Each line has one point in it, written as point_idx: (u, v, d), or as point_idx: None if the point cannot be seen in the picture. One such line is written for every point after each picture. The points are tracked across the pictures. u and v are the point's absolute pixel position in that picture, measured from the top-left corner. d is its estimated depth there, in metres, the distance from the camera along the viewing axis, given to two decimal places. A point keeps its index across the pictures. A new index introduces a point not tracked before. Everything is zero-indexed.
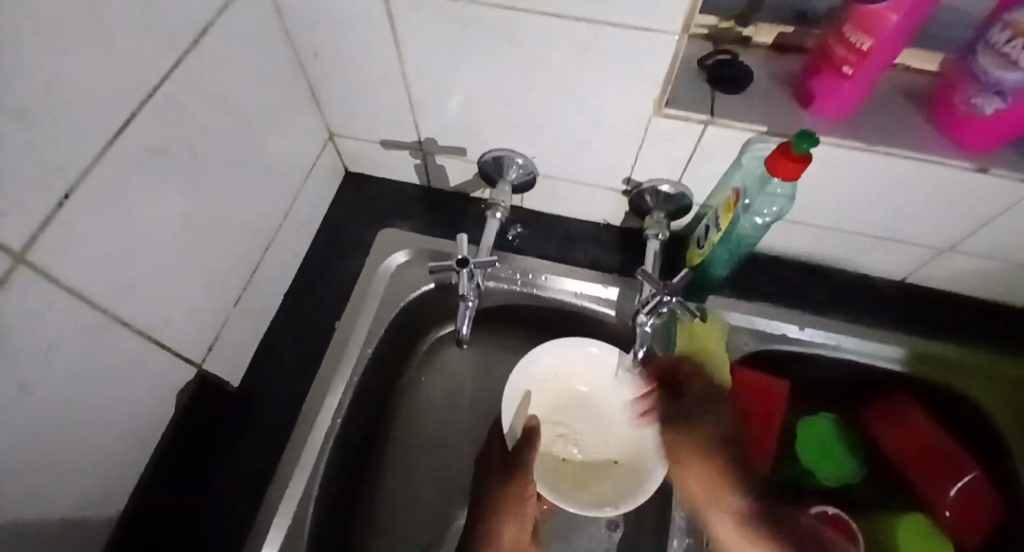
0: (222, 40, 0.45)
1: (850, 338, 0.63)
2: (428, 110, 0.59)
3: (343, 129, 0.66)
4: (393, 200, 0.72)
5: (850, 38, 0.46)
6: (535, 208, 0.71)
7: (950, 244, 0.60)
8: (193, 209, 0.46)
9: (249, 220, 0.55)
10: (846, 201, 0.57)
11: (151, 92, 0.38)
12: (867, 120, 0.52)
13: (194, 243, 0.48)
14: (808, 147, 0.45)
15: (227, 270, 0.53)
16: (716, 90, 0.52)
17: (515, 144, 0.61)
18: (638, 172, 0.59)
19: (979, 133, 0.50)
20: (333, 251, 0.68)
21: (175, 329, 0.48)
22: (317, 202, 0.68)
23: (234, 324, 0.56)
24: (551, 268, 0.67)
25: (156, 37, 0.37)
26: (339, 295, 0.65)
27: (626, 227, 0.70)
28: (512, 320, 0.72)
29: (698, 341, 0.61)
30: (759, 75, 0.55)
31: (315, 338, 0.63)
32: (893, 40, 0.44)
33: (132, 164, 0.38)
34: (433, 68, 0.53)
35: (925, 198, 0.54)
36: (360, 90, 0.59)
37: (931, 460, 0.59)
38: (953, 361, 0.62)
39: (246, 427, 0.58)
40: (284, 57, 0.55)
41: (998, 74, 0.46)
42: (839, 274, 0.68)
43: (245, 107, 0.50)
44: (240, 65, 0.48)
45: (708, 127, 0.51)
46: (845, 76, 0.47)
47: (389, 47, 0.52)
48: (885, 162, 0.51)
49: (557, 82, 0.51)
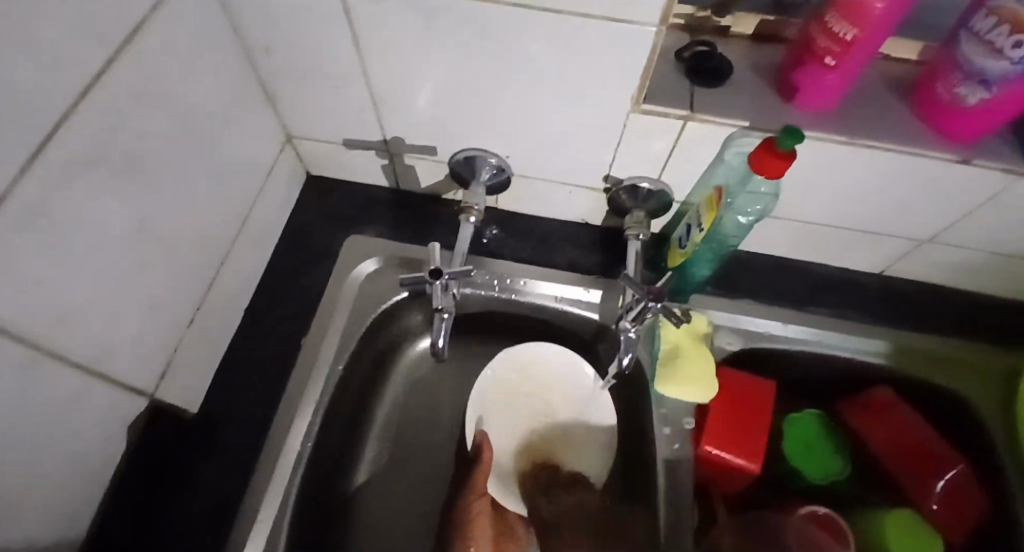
0: (163, 39, 0.40)
1: (832, 334, 0.62)
2: (393, 109, 0.56)
3: (301, 130, 0.62)
4: (360, 203, 0.68)
5: (832, 28, 0.44)
6: (511, 210, 0.68)
7: (928, 237, 0.59)
8: (137, 228, 0.42)
9: (201, 233, 0.50)
10: (829, 196, 0.55)
11: (82, 99, 0.34)
12: (850, 112, 0.50)
13: (139, 264, 0.43)
14: (793, 144, 0.43)
15: (180, 289, 0.49)
16: (695, 84, 0.50)
17: (488, 144, 0.58)
18: (617, 170, 0.57)
19: (960, 126, 0.48)
20: (297, 261, 0.64)
21: (122, 358, 0.44)
22: (278, 209, 0.64)
23: (190, 346, 0.52)
24: (528, 272, 0.64)
25: (83, 38, 0.33)
26: (305, 308, 0.62)
27: (606, 226, 0.67)
28: (490, 326, 0.69)
29: (682, 343, 0.59)
30: (739, 67, 0.53)
31: (278, 355, 0.59)
32: (878, 30, 0.42)
33: (61, 183, 0.34)
34: (395, 63, 0.50)
35: (905, 193, 0.53)
36: (318, 87, 0.55)
37: (920, 456, 0.58)
38: (927, 352, 0.63)
39: (206, 454, 0.53)
40: (232, 55, 0.50)
41: (984, 63, 0.44)
42: (819, 269, 0.67)
43: (191, 111, 0.45)
44: (183, 64, 0.43)
45: (687, 123, 0.48)
46: (829, 67, 0.45)
47: (348, 41, 0.49)
48: (869, 156, 0.49)
49: (528, 78, 0.48)
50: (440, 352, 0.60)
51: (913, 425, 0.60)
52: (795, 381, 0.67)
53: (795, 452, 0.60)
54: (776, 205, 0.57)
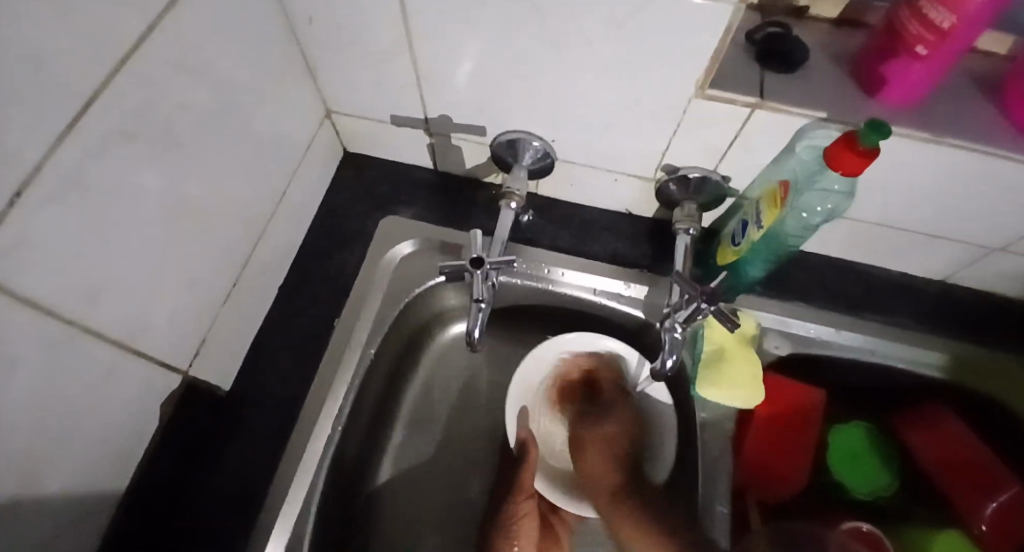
0: (202, 2, 0.38)
1: (889, 344, 0.59)
2: (437, 85, 0.53)
3: (341, 105, 0.60)
4: (397, 183, 0.66)
5: (925, 14, 0.40)
6: (552, 196, 0.65)
7: (1001, 245, 0.55)
8: (172, 202, 0.40)
9: (237, 209, 0.49)
10: (901, 198, 0.52)
11: (119, 64, 0.32)
12: (935, 108, 0.46)
13: (174, 239, 0.42)
14: (877, 140, 0.39)
15: (214, 266, 0.48)
16: (764, 69, 0.46)
17: (533, 126, 0.55)
18: (671, 159, 0.54)
19: None
20: (332, 240, 0.63)
21: (155, 335, 0.43)
22: (315, 186, 0.62)
23: (223, 324, 0.51)
24: (569, 263, 0.61)
25: (122, 1, 0.31)
26: (336, 289, 0.60)
27: (652, 218, 0.64)
28: (526, 315, 0.67)
29: (727, 345, 0.56)
30: (815, 53, 0.49)
31: (310, 336, 0.58)
32: (979, 18, 0.38)
33: (97, 154, 0.32)
34: (444, 37, 0.47)
35: (989, 196, 0.49)
36: (360, 60, 0.53)
37: (972, 476, 0.55)
38: (991, 370, 0.59)
39: (239, 433, 0.53)
40: (273, 22, 0.48)
41: None
42: (878, 273, 0.63)
43: (231, 80, 0.43)
44: (223, 31, 0.41)
45: (755, 111, 0.45)
46: (919, 57, 0.42)
47: (394, 11, 0.46)
48: (953, 156, 0.45)
49: (586, 58, 0.45)
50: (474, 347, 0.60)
51: (971, 445, 0.56)
52: (845, 390, 0.63)
53: (844, 467, 0.58)
54: (847, 203, 0.53)
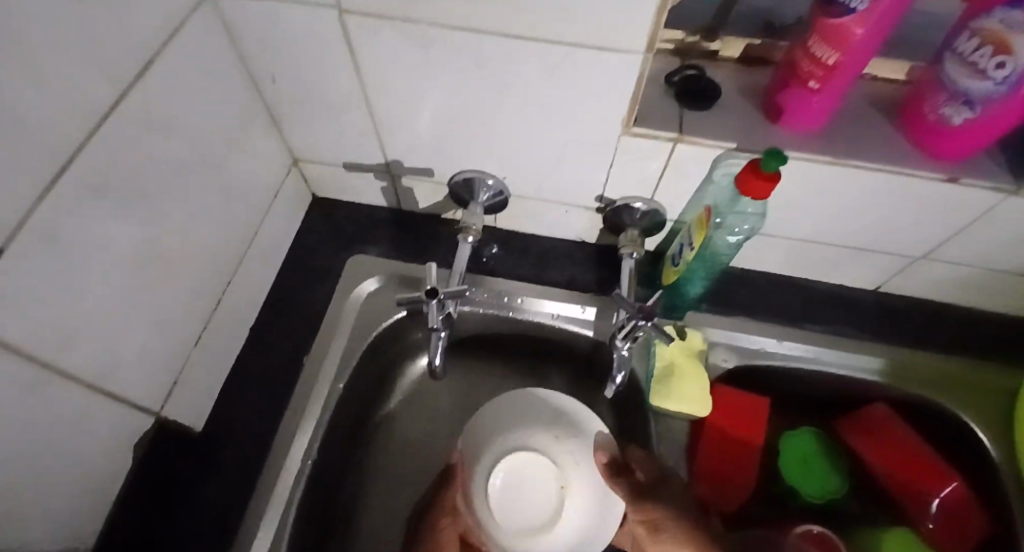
0: (169, 72, 0.43)
1: (828, 351, 0.63)
2: (392, 133, 0.58)
3: (307, 154, 0.64)
4: (362, 224, 0.70)
5: (814, 53, 0.45)
6: (509, 228, 0.70)
7: (921, 253, 0.60)
8: (142, 251, 0.44)
9: (206, 254, 0.52)
10: (819, 217, 0.57)
11: (93, 129, 0.36)
12: (838, 133, 0.51)
13: (144, 284, 0.45)
14: (778, 165, 0.44)
15: (185, 310, 0.51)
16: (684, 107, 0.51)
17: (485, 165, 0.59)
18: (611, 190, 0.59)
19: (948, 144, 0.49)
20: (300, 280, 0.66)
21: (128, 376, 0.45)
22: (284, 230, 0.66)
23: (194, 365, 0.54)
24: (526, 290, 0.66)
25: (96, 78, 0.35)
26: (306, 327, 0.63)
27: (601, 245, 0.69)
28: (489, 344, 0.71)
29: (676, 360, 0.59)
30: (728, 90, 0.54)
31: (281, 372, 0.61)
32: (858, 53, 0.43)
33: (71, 211, 0.36)
34: (393, 90, 0.52)
35: (895, 210, 0.54)
36: (321, 113, 0.58)
37: (917, 477, 0.59)
38: (923, 371, 0.63)
39: (212, 471, 0.55)
40: (239, 83, 0.53)
41: (970, 85, 0.45)
42: (817, 286, 0.68)
43: (197, 138, 0.48)
44: (190, 94, 0.46)
45: (677, 144, 0.50)
46: (813, 91, 0.46)
47: (347, 67, 0.51)
48: (859, 175, 0.50)
49: (520, 101, 0.50)
50: (437, 369, 0.66)
51: (913, 447, 0.60)
52: (794, 398, 0.67)
53: (791, 470, 0.60)
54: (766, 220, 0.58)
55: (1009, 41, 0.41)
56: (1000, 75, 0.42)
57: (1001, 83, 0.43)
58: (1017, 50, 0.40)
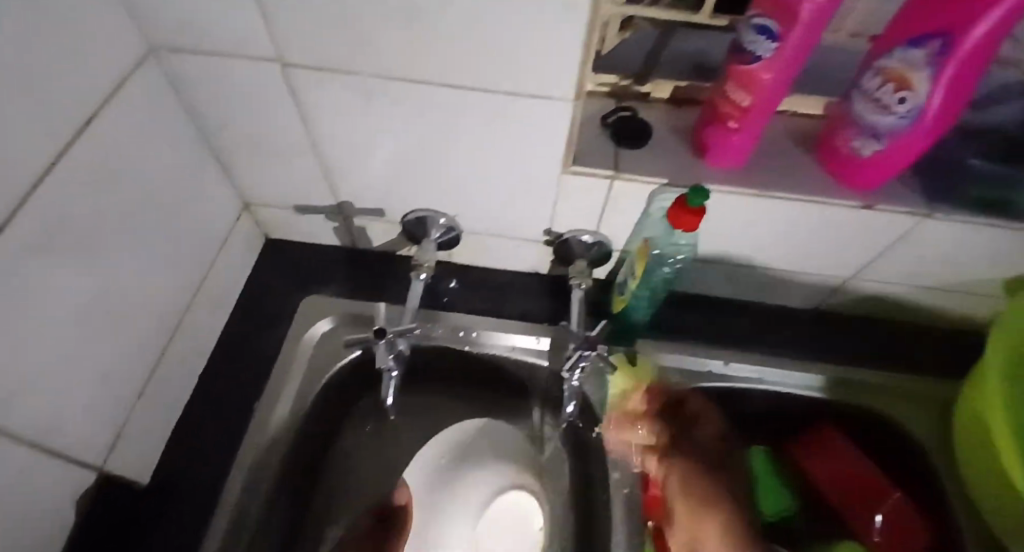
0: (113, 126, 0.43)
1: (775, 371, 0.65)
2: (342, 176, 0.59)
3: (257, 198, 0.65)
4: (315, 265, 0.71)
5: (731, 96, 0.48)
6: (463, 263, 0.71)
7: (851, 274, 0.63)
8: (85, 304, 0.43)
9: (154, 302, 0.52)
10: (754, 244, 0.60)
11: (35, 185, 0.36)
12: (762, 166, 0.55)
13: (88, 336, 0.44)
14: (702, 201, 0.47)
15: (131, 360, 0.50)
16: (620, 146, 0.54)
17: (435, 205, 0.61)
18: (557, 225, 0.61)
19: (861, 173, 0.52)
20: (252, 324, 0.66)
21: (70, 431, 0.44)
22: (234, 274, 0.66)
23: (140, 416, 0.53)
24: (482, 324, 0.66)
25: (38, 134, 0.36)
26: (259, 371, 0.63)
27: (553, 276, 0.71)
28: (446, 379, 0.72)
29: (628, 386, 0.61)
30: (660, 128, 0.57)
31: (229, 419, 0.60)
32: (769, 96, 0.46)
33: (11, 266, 0.35)
34: (341, 136, 0.54)
35: (817, 235, 0.58)
36: (270, 159, 0.59)
37: (859, 492, 0.62)
38: (864, 386, 0.66)
39: (159, 526, 0.53)
40: (186, 132, 0.53)
41: (875, 120, 0.48)
42: (761, 307, 0.71)
43: (143, 187, 0.48)
44: (135, 145, 0.46)
45: (614, 181, 0.53)
46: (732, 130, 0.49)
47: (293, 116, 0.52)
48: (784, 205, 0.54)
49: (462, 145, 0.52)
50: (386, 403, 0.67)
51: (855, 463, 0.63)
52: (745, 417, 0.70)
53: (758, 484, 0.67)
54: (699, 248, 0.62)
55: (909, 77, 0.45)
56: (902, 109, 0.46)
57: (903, 116, 0.46)
58: (916, 86, 0.44)
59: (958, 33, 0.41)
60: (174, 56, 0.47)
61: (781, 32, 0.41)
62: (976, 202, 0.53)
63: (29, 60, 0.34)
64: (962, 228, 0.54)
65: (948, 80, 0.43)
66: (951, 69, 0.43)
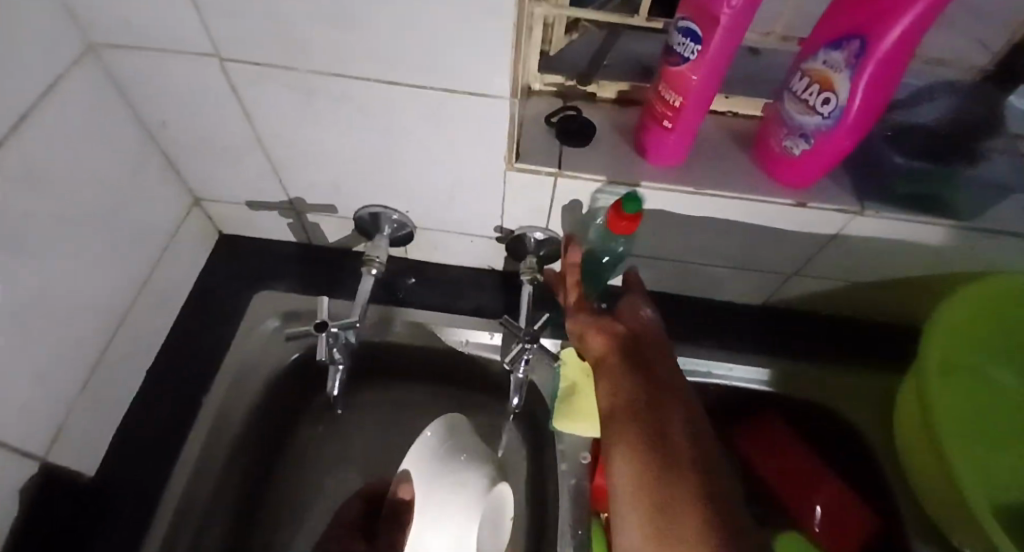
0: (50, 123, 0.43)
1: (722, 365, 0.68)
2: (290, 172, 0.59)
3: (208, 194, 0.65)
4: (269, 261, 0.71)
5: (664, 96, 0.50)
6: (420, 259, 0.72)
7: (795, 270, 0.65)
8: (20, 297, 0.43)
9: (95, 297, 0.52)
10: (699, 239, 0.62)
11: None
12: (701, 165, 0.56)
13: (24, 330, 0.44)
14: (637, 206, 0.49)
15: (71, 355, 0.50)
16: (565, 144, 0.55)
17: (386, 202, 0.62)
18: (507, 221, 0.62)
19: (793, 173, 0.54)
20: (202, 321, 0.66)
21: (6, 426, 0.44)
22: (185, 270, 0.66)
23: (81, 412, 0.52)
24: (436, 320, 0.68)
25: None
26: (208, 367, 0.63)
27: (507, 272, 0.72)
28: (403, 371, 0.73)
29: (578, 380, 0.62)
30: (604, 127, 0.59)
31: (177, 414, 0.60)
32: (698, 98, 0.48)
33: None
34: (286, 133, 0.54)
35: (757, 231, 0.60)
36: (218, 155, 0.59)
37: (799, 482, 0.65)
38: (810, 379, 0.68)
39: (105, 522, 0.53)
40: (129, 127, 0.53)
41: (802, 120, 0.50)
42: (711, 302, 0.73)
43: (83, 181, 0.48)
44: (74, 139, 0.46)
45: (558, 178, 0.54)
46: (667, 129, 0.51)
47: (236, 112, 0.52)
48: (722, 202, 0.55)
49: (404, 142, 0.53)
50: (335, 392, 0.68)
51: (796, 454, 0.66)
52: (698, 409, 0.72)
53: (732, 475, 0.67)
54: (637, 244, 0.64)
55: (831, 79, 0.47)
56: (827, 109, 0.48)
57: (828, 116, 0.48)
58: (838, 87, 0.46)
59: (872, 35, 0.42)
60: (112, 52, 0.47)
61: (704, 35, 0.43)
62: (905, 199, 0.56)
63: None
64: (893, 224, 0.56)
65: (865, 84, 0.45)
66: (867, 71, 0.44)
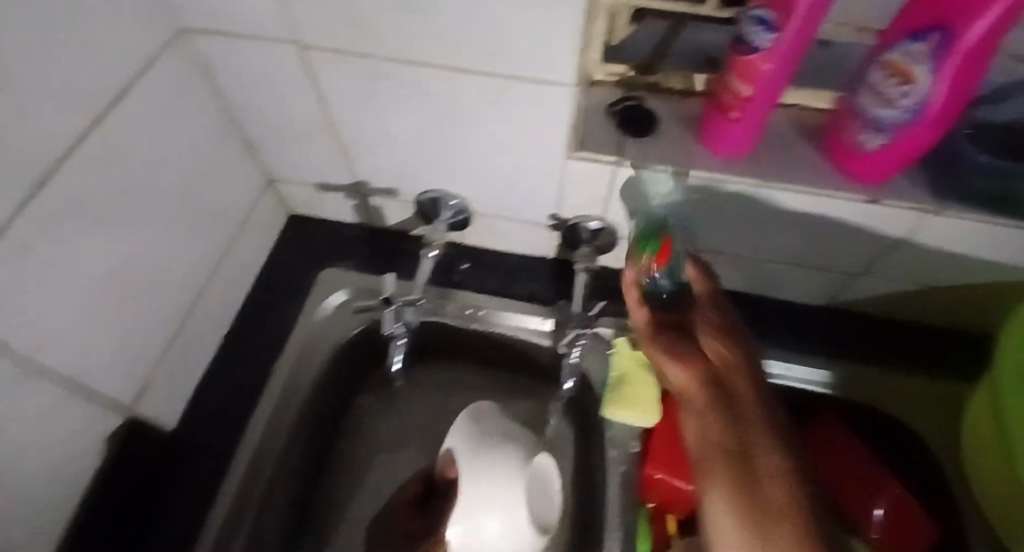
0: (145, 101, 0.47)
1: (778, 363, 0.67)
2: (357, 155, 0.62)
3: (280, 175, 0.69)
4: (333, 240, 0.74)
5: (732, 86, 0.48)
6: (474, 245, 0.73)
7: (861, 270, 0.63)
8: (115, 261, 0.47)
9: (178, 266, 0.56)
10: (759, 234, 0.61)
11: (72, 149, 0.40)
12: (766, 157, 0.55)
13: (117, 292, 0.48)
14: None
15: (156, 318, 0.54)
16: (625, 133, 0.55)
17: (446, 186, 0.64)
18: (565, 209, 0.63)
19: (867, 167, 0.52)
20: (271, 295, 0.70)
21: (99, 379, 0.48)
22: (257, 246, 0.70)
23: (163, 371, 0.57)
24: (491, 303, 0.69)
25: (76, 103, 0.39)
26: (276, 337, 0.67)
27: (561, 260, 0.72)
28: (459, 353, 0.76)
29: (630, 370, 0.62)
30: (666, 117, 0.58)
31: (247, 380, 0.64)
32: (768, 88, 0.47)
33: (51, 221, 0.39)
34: (356, 117, 0.57)
35: (823, 226, 0.58)
36: (291, 137, 0.62)
37: (858, 484, 0.62)
38: (869, 383, 0.66)
39: (183, 474, 0.58)
40: (213, 109, 0.57)
41: (878, 112, 0.48)
42: (767, 300, 0.72)
43: (172, 158, 0.52)
44: (166, 118, 0.50)
45: (618, 167, 0.54)
46: (734, 120, 0.50)
47: (311, 95, 0.55)
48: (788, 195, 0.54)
49: (468, 128, 0.54)
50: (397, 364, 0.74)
51: (857, 454, 0.63)
52: None
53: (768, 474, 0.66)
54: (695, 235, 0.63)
55: (910, 71, 0.44)
56: (905, 104, 0.45)
57: (906, 111, 0.46)
58: (916, 79, 0.44)
59: (959, 25, 0.40)
60: (201, 37, 0.51)
61: (777, 24, 0.42)
62: (987, 198, 0.53)
63: (72, 33, 0.38)
64: (973, 224, 0.53)
65: (949, 77, 0.42)
66: (951, 63, 0.41)
